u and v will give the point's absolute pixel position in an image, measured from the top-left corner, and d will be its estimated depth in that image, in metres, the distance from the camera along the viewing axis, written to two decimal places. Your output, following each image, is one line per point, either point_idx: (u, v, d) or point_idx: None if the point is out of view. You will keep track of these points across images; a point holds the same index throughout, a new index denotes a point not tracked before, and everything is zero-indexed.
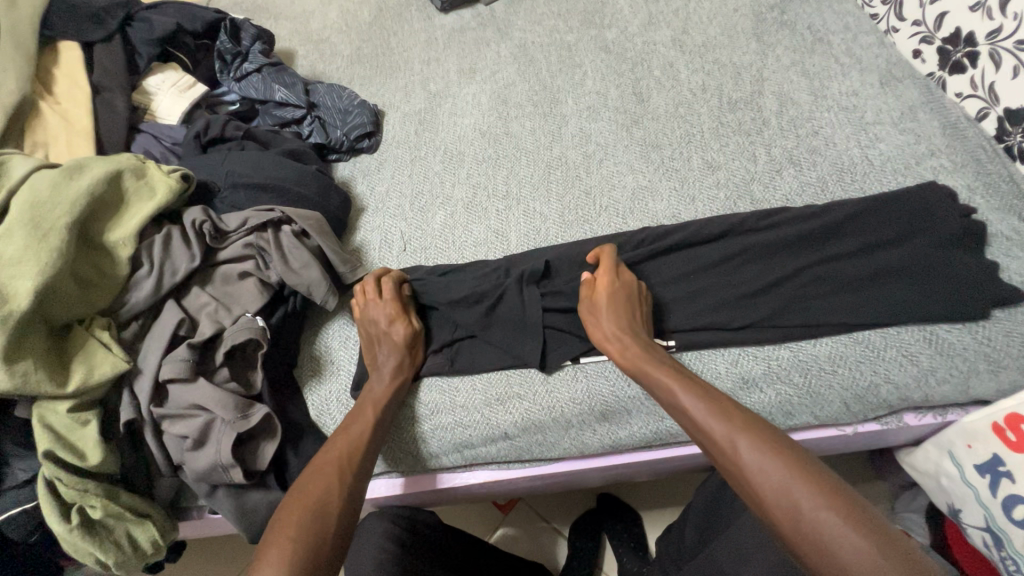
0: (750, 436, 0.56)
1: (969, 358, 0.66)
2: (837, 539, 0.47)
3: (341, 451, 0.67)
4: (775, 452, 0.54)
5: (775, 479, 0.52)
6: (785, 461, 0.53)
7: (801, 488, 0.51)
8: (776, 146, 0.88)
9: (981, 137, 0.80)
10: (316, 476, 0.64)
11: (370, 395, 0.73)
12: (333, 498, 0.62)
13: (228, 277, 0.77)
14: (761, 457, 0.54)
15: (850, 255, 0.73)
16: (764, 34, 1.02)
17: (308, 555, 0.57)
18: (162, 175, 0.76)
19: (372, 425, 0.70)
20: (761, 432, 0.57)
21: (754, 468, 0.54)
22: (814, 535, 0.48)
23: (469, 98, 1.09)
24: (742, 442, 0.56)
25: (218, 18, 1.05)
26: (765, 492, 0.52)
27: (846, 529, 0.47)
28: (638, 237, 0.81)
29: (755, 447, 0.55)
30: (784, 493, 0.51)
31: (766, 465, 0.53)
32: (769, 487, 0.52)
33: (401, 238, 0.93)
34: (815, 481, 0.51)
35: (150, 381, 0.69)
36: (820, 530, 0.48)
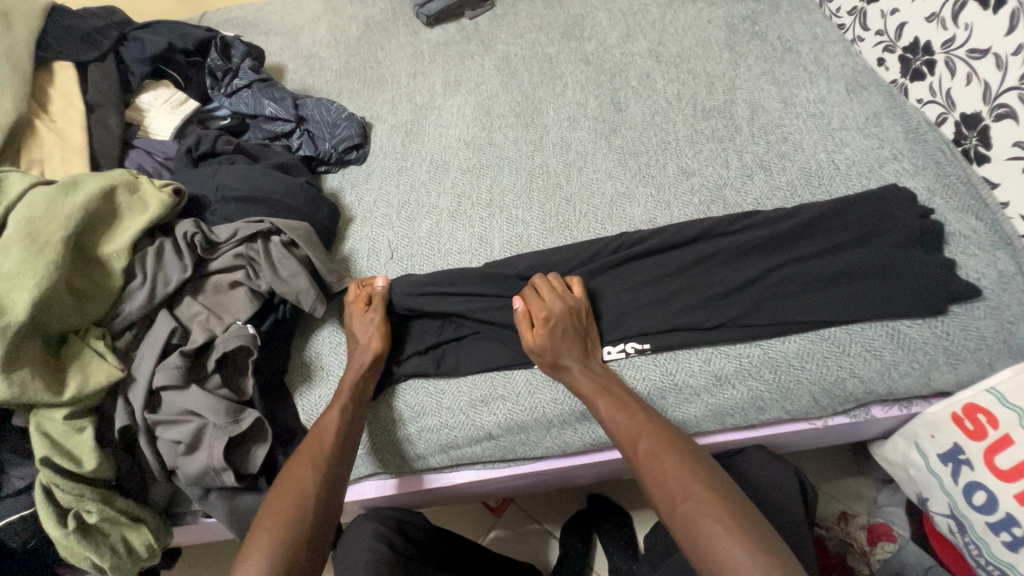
0: (670, 455, 0.64)
1: (929, 351, 0.69)
2: (720, 548, 0.56)
3: (314, 446, 0.69)
4: (668, 454, 0.64)
5: (687, 498, 0.60)
6: (691, 477, 0.61)
7: (705, 506, 0.59)
8: (748, 152, 0.91)
9: (940, 141, 0.84)
10: (297, 476, 0.67)
11: (342, 388, 0.75)
12: (308, 492, 0.65)
13: (219, 287, 0.79)
14: (674, 475, 0.62)
15: (816, 256, 0.76)
16: (736, 44, 1.06)
17: (284, 553, 0.61)
18: (154, 190, 0.79)
19: (343, 419, 0.72)
20: (680, 450, 0.64)
21: (670, 484, 0.62)
22: (710, 548, 0.56)
23: (454, 110, 1.13)
24: (663, 460, 0.63)
25: (209, 36, 1.09)
26: (677, 507, 0.60)
27: (723, 533, 0.56)
28: (616, 242, 0.84)
29: (653, 448, 0.65)
30: (670, 487, 0.62)
31: (679, 485, 0.61)
32: (659, 482, 0.63)
33: (389, 246, 0.96)
34: (720, 502, 0.59)
35: (144, 389, 0.71)
36: (693, 519, 0.59)
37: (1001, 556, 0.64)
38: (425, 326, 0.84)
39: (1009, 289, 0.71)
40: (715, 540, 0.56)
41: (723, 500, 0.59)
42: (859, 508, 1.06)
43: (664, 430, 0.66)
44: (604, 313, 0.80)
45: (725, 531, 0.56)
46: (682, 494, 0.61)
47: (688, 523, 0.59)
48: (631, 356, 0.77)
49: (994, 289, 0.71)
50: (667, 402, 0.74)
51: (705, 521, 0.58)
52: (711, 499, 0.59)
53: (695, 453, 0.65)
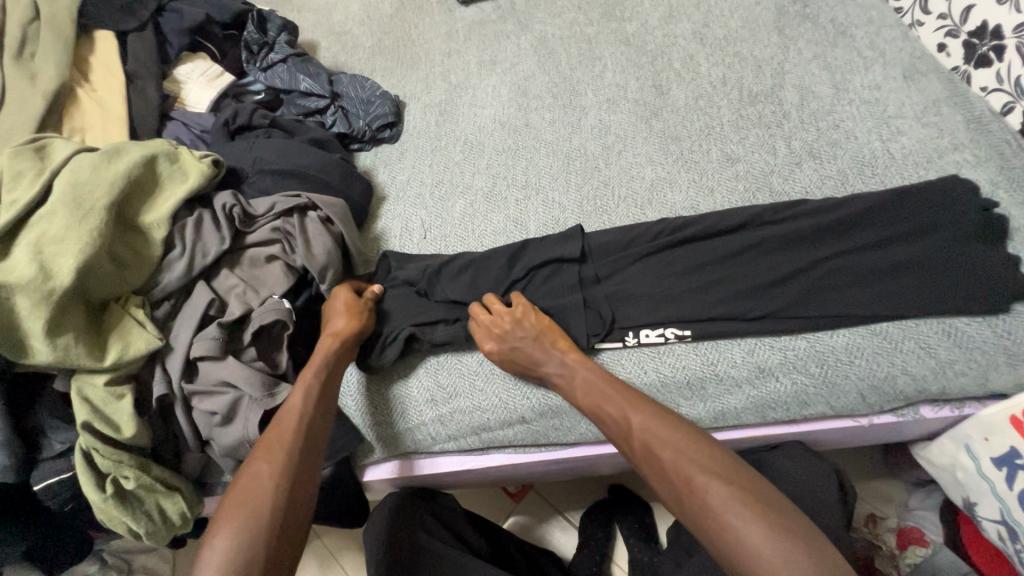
0: (666, 442, 0.60)
1: (989, 351, 0.66)
2: (740, 537, 0.52)
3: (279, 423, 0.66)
4: (669, 441, 0.60)
5: (691, 483, 0.57)
6: (693, 462, 0.58)
7: (716, 492, 0.55)
8: (796, 139, 0.88)
9: (1006, 131, 0.80)
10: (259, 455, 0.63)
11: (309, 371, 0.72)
12: (275, 468, 0.61)
13: (255, 260, 0.79)
14: (674, 462, 0.59)
15: (864, 249, 0.73)
16: (785, 27, 1.02)
17: (246, 535, 0.56)
18: (194, 160, 0.78)
19: (306, 399, 0.68)
20: (677, 434, 0.61)
21: (668, 471, 0.59)
22: (726, 527, 0.53)
23: (489, 90, 1.11)
24: (660, 446, 0.60)
25: (245, 9, 1.08)
26: (683, 490, 0.57)
27: (739, 521, 0.52)
28: (656, 227, 0.81)
29: (649, 436, 0.62)
30: (673, 478, 0.58)
31: (682, 470, 0.58)
32: (664, 473, 0.59)
33: (422, 225, 0.95)
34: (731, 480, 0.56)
35: (182, 359, 0.72)
36: (703, 511, 0.55)
37: None
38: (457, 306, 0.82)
39: None
40: (731, 517, 0.53)
41: (733, 482, 0.56)
42: (889, 511, 1.04)
43: (658, 415, 0.64)
44: (642, 300, 0.77)
45: (743, 508, 0.53)
46: (686, 474, 0.57)
47: (701, 516, 0.55)
48: (669, 344, 0.75)
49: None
50: (707, 392, 0.72)
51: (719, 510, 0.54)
52: (721, 477, 0.56)
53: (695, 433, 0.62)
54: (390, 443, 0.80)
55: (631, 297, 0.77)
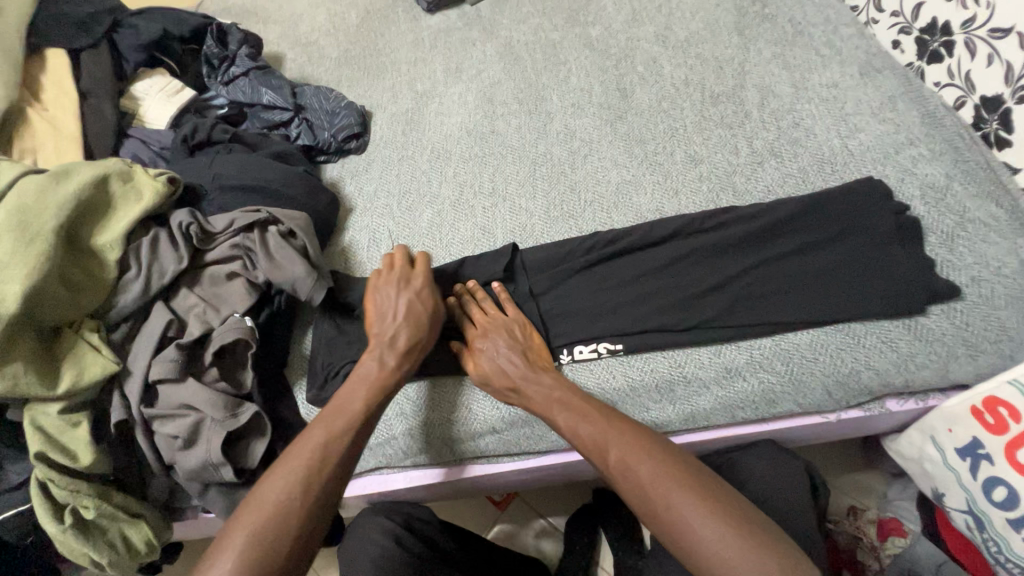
0: (644, 458, 0.59)
1: (948, 343, 0.67)
2: (723, 556, 0.52)
3: (324, 438, 0.63)
4: (649, 458, 0.59)
5: (672, 502, 0.55)
6: (674, 480, 0.57)
7: (699, 511, 0.54)
8: (758, 138, 0.89)
9: (959, 124, 0.81)
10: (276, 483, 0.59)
11: (364, 373, 0.69)
12: (303, 493, 0.59)
13: (216, 278, 0.77)
14: (654, 479, 0.57)
15: (794, 254, 0.74)
16: (746, 28, 1.03)
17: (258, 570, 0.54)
18: (148, 179, 0.76)
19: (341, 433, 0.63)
20: (652, 450, 0.60)
21: (644, 487, 0.57)
22: (697, 540, 0.53)
23: (455, 98, 1.10)
24: (637, 461, 0.59)
25: (204, 24, 1.06)
26: (658, 504, 0.56)
27: (722, 542, 0.52)
28: (589, 241, 0.82)
29: (624, 452, 0.60)
30: (654, 497, 0.56)
31: (664, 487, 0.57)
32: (643, 489, 0.57)
33: (389, 236, 0.94)
34: (704, 494, 0.56)
35: (140, 382, 0.70)
36: (682, 532, 0.54)
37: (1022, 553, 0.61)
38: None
39: None
40: (702, 530, 0.53)
41: (714, 500, 0.55)
42: (871, 503, 1.04)
43: (633, 429, 0.62)
44: (577, 316, 0.77)
45: (714, 522, 0.54)
46: (661, 488, 0.57)
47: (681, 537, 0.54)
48: (603, 358, 0.75)
49: (977, 290, 0.69)
50: (676, 395, 0.72)
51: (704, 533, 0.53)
52: (693, 490, 0.56)
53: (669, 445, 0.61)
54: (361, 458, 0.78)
55: (566, 314, 0.78)
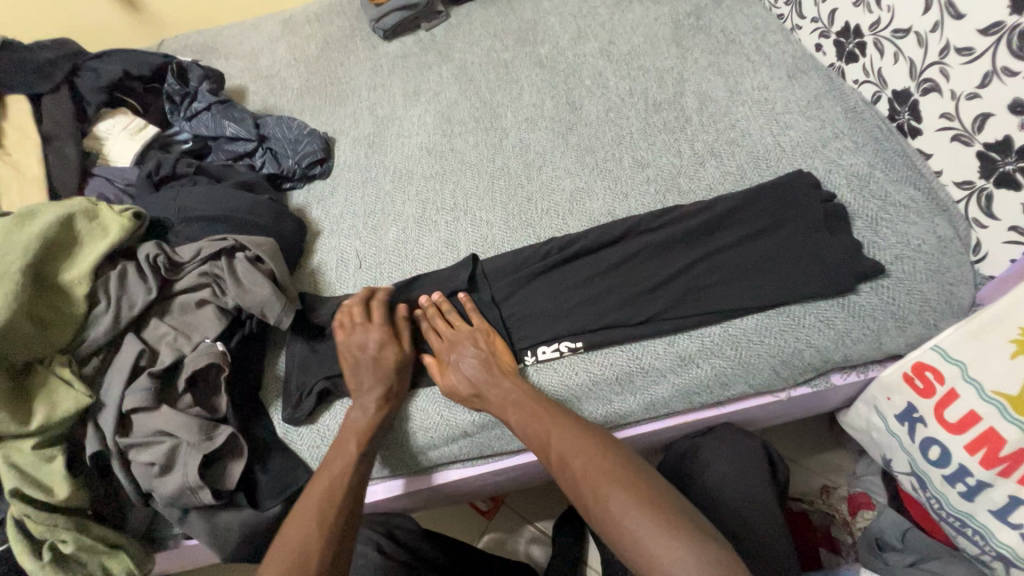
0: (580, 452, 0.64)
1: (878, 317, 0.72)
2: (641, 540, 0.55)
3: (323, 495, 0.66)
4: (586, 452, 0.63)
5: (598, 491, 0.60)
6: (603, 472, 0.61)
7: (622, 500, 0.58)
8: (698, 141, 0.94)
9: (877, 118, 0.88)
10: (297, 523, 0.64)
11: (350, 428, 0.73)
12: (311, 546, 0.61)
13: (186, 306, 0.79)
14: (587, 470, 0.62)
15: (735, 246, 0.80)
16: (682, 39, 1.10)
17: None
18: (114, 215, 0.79)
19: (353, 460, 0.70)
20: (590, 445, 0.64)
21: (579, 479, 0.62)
22: (625, 538, 0.56)
23: (414, 120, 1.15)
24: (573, 456, 0.64)
25: (165, 62, 1.09)
26: (588, 499, 0.60)
27: (640, 526, 0.55)
28: (545, 247, 0.86)
29: (565, 447, 0.65)
30: (587, 488, 0.61)
31: (594, 477, 0.61)
32: (579, 481, 0.62)
33: (357, 256, 0.97)
34: (634, 493, 0.58)
35: (114, 413, 0.71)
36: (608, 519, 0.58)
37: (960, 506, 0.67)
38: None
39: (947, 252, 0.75)
40: (628, 525, 0.56)
41: (639, 489, 0.58)
42: (841, 481, 1.06)
43: (572, 429, 0.66)
44: (539, 318, 0.81)
45: (642, 518, 0.56)
46: (593, 490, 0.60)
47: (608, 524, 0.58)
48: (565, 357, 0.79)
49: (901, 266, 0.75)
50: (635, 385, 0.76)
51: (626, 519, 0.56)
52: (625, 489, 0.59)
53: (608, 444, 0.64)
54: None
55: (528, 317, 0.82)
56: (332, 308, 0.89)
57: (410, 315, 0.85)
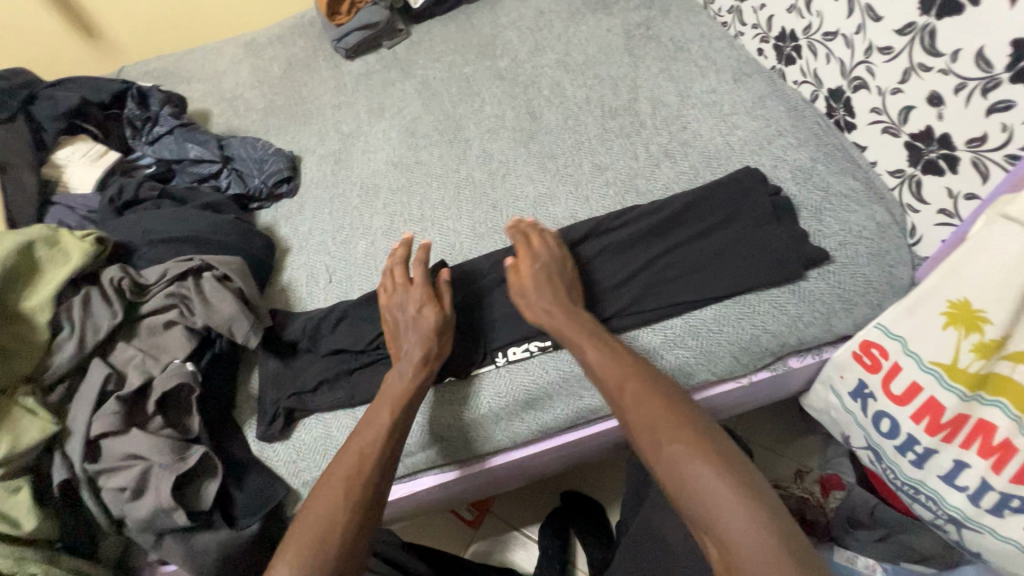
0: (656, 405, 0.62)
1: (826, 301, 0.77)
2: (715, 501, 0.55)
3: (342, 474, 0.65)
4: (664, 405, 0.62)
5: (677, 445, 0.59)
6: (686, 428, 0.60)
7: (702, 462, 0.57)
8: (653, 144, 0.99)
9: (816, 115, 0.93)
10: (319, 496, 0.64)
11: (389, 391, 0.72)
12: (331, 527, 0.62)
13: (153, 328, 0.79)
14: (660, 421, 0.61)
15: (691, 241, 0.83)
16: (634, 48, 1.15)
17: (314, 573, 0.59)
18: (75, 240, 0.78)
19: (384, 434, 0.69)
20: (670, 399, 0.63)
21: (650, 428, 0.61)
22: (693, 498, 0.56)
23: (380, 135, 1.17)
24: (646, 402, 0.62)
25: (125, 88, 1.10)
26: (659, 451, 0.59)
27: (721, 489, 0.55)
28: (511, 252, 0.89)
29: (638, 396, 0.63)
30: (660, 437, 0.60)
31: (672, 431, 0.60)
32: (651, 431, 0.61)
33: (327, 270, 0.98)
34: (708, 457, 0.57)
35: (82, 439, 0.70)
36: (683, 473, 0.57)
37: (912, 475, 0.71)
38: (338, 359, 0.85)
39: (886, 237, 0.79)
40: (697, 487, 0.56)
41: (722, 456, 0.57)
42: (813, 465, 1.10)
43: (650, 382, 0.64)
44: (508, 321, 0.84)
45: (718, 483, 0.55)
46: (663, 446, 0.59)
47: (681, 478, 0.57)
48: (535, 357, 0.81)
49: (844, 252, 0.79)
50: None
51: (705, 480, 0.56)
52: (697, 453, 0.58)
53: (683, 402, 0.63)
54: None
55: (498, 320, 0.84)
56: (303, 323, 0.90)
57: (383, 326, 0.86)
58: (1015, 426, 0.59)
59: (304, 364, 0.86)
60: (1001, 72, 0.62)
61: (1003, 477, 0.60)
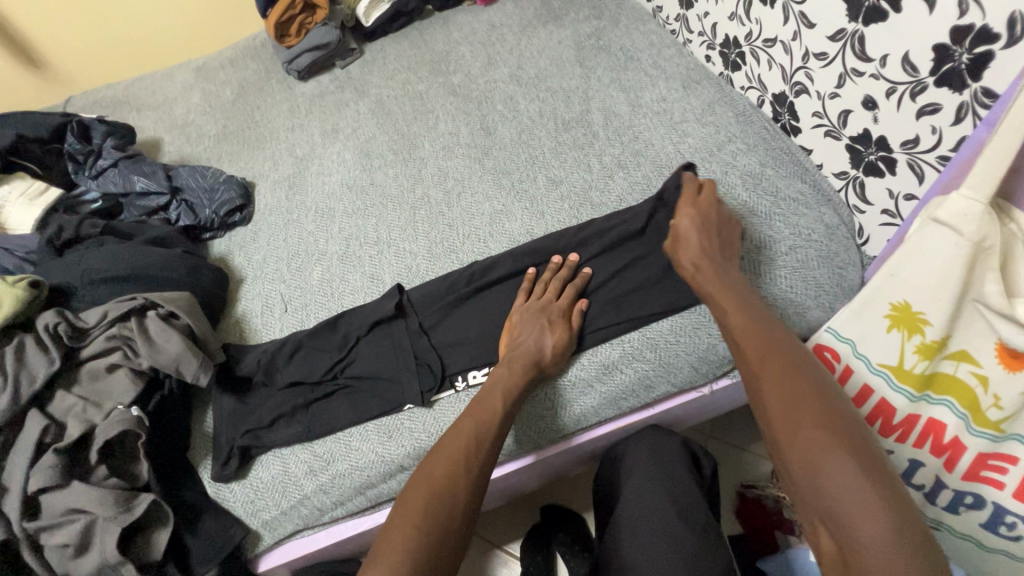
0: (793, 378, 0.50)
1: (780, 306, 0.77)
2: (846, 504, 0.42)
3: (467, 442, 0.64)
4: (790, 377, 0.50)
5: (803, 428, 0.47)
6: (813, 406, 0.48)
7: (832, 454, 0.45)
8: (606, 155, 0.99)
9: (764, 119, 0.94)
10: (441, 458, 0.62)
11: (496, 381, 0.72)
12: (454, 496, 0.59)
13: (95, 373, 0.76)
14: (783, 398, 0.49)
15: (646, 253, 0.83)
16: (585, 59, 1.15)
17: (425, 542, 0.55)
18: (6, 285, 0.76)
19: (503, 414, 0.68)
20: (804, 374, 0.51)
21: (773, 410, 0.50)
22: (820, 486, 0.44)
23: (334, 157, 1.15)
24: (769, 371, 0.52)
25: (64, 122, 1.07)
26: (783, 436, 0.48)
27: (859, 489, 0.42)
28: (468, 272, 0.88)
29: (777, 364, 0.52)
30: (781, 414, 0.49)
31: (793, 413, 0.48)
32: (775, 409, 0.49)
33: (282, 299, 0.96)
34: (853, 447, 0.45)
35: (19, 496, 0.67)
36: (809, 462, 0.45)
37: None
38: (295, 392, 0.83)
39: (835, 238, 0.80)
40: (829, 475, 0.44)
41: (859, 450, 0.45)
42: None
43: (809, 364, 0.52)
44: (466, 344, 0.83)
45: (849, 477, 0.43)
46: (801, 426, 0.47)
47: (808, 470, 0.45)
48: None
49: (796, 256, 0.80)
50: (565, 398, 0.77)
51: (836, 478, 0.44)
52: (842, 442, 0.45)
53: (824, 385, 0.50)
54: (278, 525, 0.78)
55: (456, 343, 0.83)
56: (257, 356, 0.87)
57: (339, 355, 0.84)
58: (962, 424, 0.59)
59: (259, 399, 0.84)
60: (926, 77, 0.63)
61: (956, 474, 0.61)
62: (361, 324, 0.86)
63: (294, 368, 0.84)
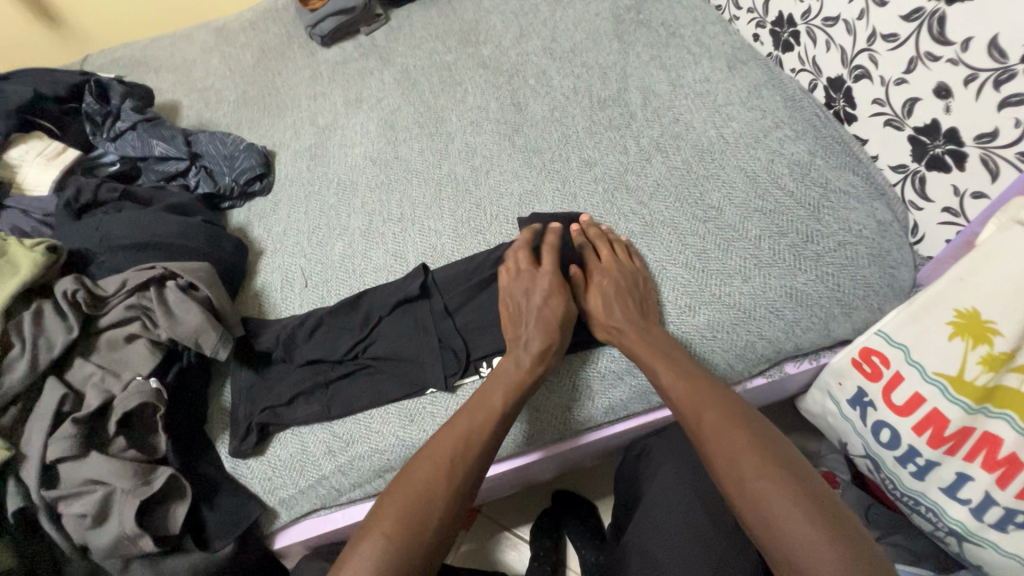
0: (736, 429, 0.58)
1: (823, 305, 0.73)
2: (793, 536, 0.50)
3: (454, 447, 0.62)
4: (734, 427, 0.58)
5: (748, 470, 0.55)
6: (756, 450, 0.56)
7: (778, 493, 0.52)
8: (644, 136, 0.94)
9: (815, 105, 0.89)
10: (427, 462, 0.61)
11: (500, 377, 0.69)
12: (435, 500, 0.58)
13: (114, 342, 0.74)
14: (731, 448, 0.57)
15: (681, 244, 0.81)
16: (623, 34, 1.09)
17: (398, 550, 0.55)
18: (25, 250, 0.74)
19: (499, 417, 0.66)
20: (743, 424, 0.59)
21: (719, 459, 0.57)
22: (769, 523, 0.52)
23: (357, 128, 1.11)
24: (709, 422, 0.60)
25: (83, 81, 1.05)
26: (730, 481, 0.56)
27: (801, 521, 0.50)
28: (495, 254, 0.85)
29: (718, 418, 0.59)
30: (728, 461, 0.56)
31: (739, 460, 0.56)
32: (720, 458, 0.57)
33: (302, 274, 0.93)
34: (794, 487, 0.53)
35: (38, 464, 0.66)
36: (759, 502, 0.53)
37: (913, 486, 0.67)
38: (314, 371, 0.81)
39: (887, 235, 0.76)
40: (775, 516, 0.51)
41: (802, 486, 0.53)
42: None
43: (745, 418, 0.59)
44: (492, 329, 0.80)
45: (794, 512, 0.51)
46: (746, 479, 0.55)
47: (758, 509, 0.53)
48: None
49: (844, 253, 0.75)
50: (592, 390, 0.75)
51: (784, 513, 0.51)
52: (785, 487, 0.53)
53: (763, 433, 0.58)
54: (295, 503, 0.77)
55: (482, 328, 0.80)
56: (276, 331, 0.85)
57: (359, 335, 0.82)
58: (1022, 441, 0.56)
59: (276, 376, 0.82)
60: (1016, 63, 0.58)
61: (1008, 492, 0.57)
62: (383, 304, 0.83)
63: (312, 346, 0.82)
